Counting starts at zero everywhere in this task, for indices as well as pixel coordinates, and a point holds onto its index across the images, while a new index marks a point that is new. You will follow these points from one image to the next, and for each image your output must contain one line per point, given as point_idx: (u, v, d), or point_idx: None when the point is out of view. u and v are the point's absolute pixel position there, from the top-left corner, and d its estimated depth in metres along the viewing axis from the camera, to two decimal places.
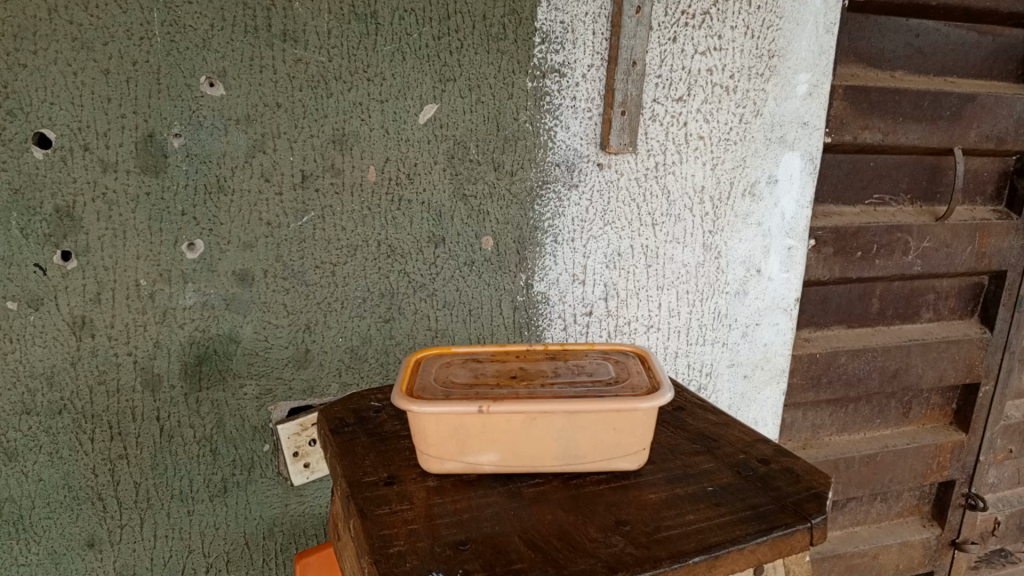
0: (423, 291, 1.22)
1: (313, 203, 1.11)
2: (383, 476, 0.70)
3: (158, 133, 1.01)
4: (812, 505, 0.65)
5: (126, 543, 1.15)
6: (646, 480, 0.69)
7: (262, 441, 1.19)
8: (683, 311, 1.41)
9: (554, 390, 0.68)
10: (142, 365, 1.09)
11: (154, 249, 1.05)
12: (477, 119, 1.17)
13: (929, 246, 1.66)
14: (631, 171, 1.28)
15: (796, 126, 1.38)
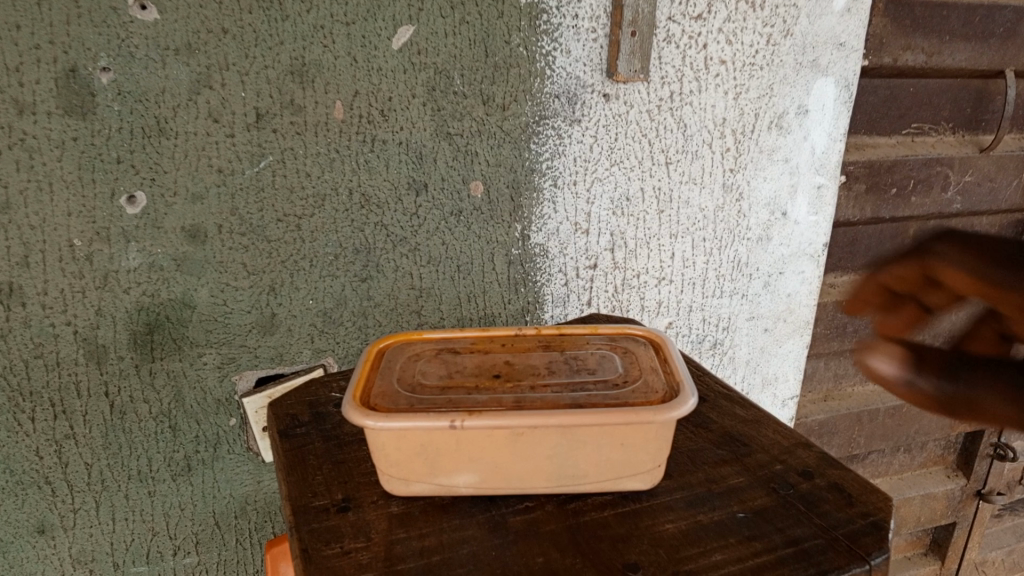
0: (404, 245, 1.07)
1: (271, 146, 0.96)
2: (336, 500, 0.57)
3: (82, 68, 0.85)
4: (869, 539, 0.52)
5: (81, 528, 1.05)
6: (663, 503, 0.56)
7: (228, 415, 1.07)
8: (699, 261, 1.26)
9: (547, 396, 0.55)
10: (83, 335, 0.96)
11: (87, 203, 0.90)
12: (461, 43, 1.00)
13: (970, 180, 1.49)
14: (642, 102, 1.11)
15: (831, 47, 1.20)
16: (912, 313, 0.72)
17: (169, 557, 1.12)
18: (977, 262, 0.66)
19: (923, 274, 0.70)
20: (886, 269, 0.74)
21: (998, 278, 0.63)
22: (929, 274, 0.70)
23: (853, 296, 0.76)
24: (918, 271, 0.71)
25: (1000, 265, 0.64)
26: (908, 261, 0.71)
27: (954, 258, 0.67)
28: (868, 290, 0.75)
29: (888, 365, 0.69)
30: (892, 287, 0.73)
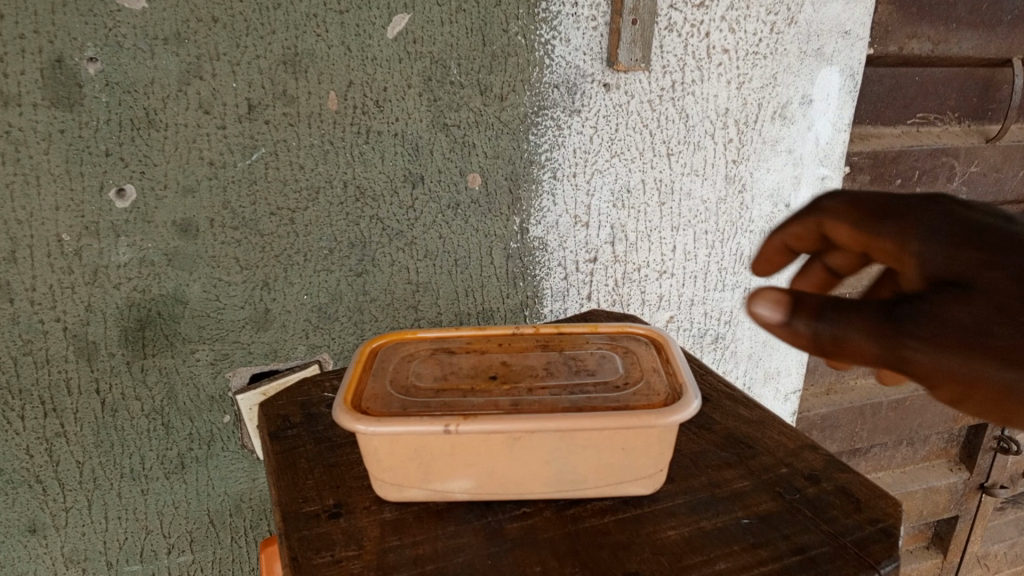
0: (400, 239, 1.05)
1: (264, 138, 0.93)
2: (327, 505, 0.57)
3: (68, 58, 0.83)
4: (879, 547, 0.51)
5: (74, 527, 1.03)
6: (663, 509, 0.56)
7: (221, 412, 1.05)
8: (701, 254, 1.24)
9: (545, 399, 0.55)
10: (73, 332, 0.94)
11: (76, 197, 0.88)
12: (458, 32, 0.97)
13: (975, 171, 1.46)
14: (643, 92, 1.09)
15: (836, 36, 1.17)
16: (821, 274, 0.69)
17: (164, 555, 1.10)
18: (860, 216, 0.60)
19: (821, 234, 0.65)
20: (783, 229, 0.68)
21: (880, 233, 0.57)
22: (825, 233, 0.64)
23: (760, 260, 0.71)
24: (816, 231, 0.65)
25: (880, 219, 0.58)
26: (806, 217, 0.65)
27: (841, 212, 0.62)
28: (767, 257, 0.69)
29: (763, 294, 0.49)
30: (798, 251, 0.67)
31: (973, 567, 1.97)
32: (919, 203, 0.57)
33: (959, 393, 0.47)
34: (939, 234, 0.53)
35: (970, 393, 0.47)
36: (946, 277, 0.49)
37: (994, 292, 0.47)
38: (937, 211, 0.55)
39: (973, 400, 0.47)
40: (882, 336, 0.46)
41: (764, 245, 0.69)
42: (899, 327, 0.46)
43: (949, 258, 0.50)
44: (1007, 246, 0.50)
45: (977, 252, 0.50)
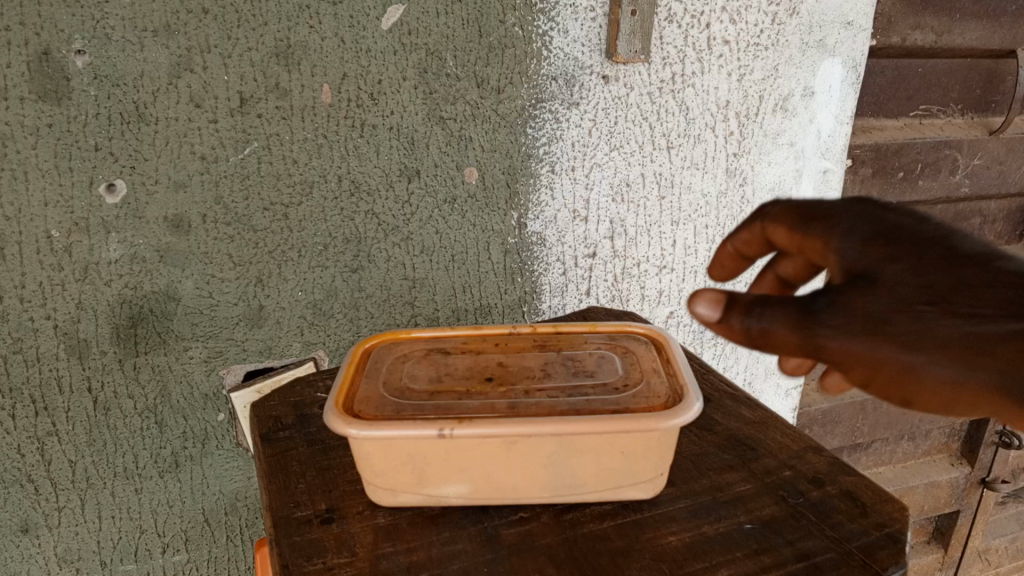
0: (396, 235, 1.03)
1: (256, 132, 0.92)
2: (320, 510, 0.58)
3: (55, 50, 0.81)
4: (884, 554, 0.52)
5: (66, 527, 1.02)
6: (665, 513, 0.57)
7: (215, 410, 1.04)
8: (701, 248, 1.23)
9: (542, 402, 0.56)
10: (64, 330, 0.92)
11: (65, 193, 0.87)
12: (454, 23, 0.96)
13: (978, 163, 1.44)
14: (643, 84, 1.07)
15: (839, 27, 1.15)
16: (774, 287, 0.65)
17: (158, 555, 1.09)
18: (791, 218, 0.59)
19: (764, 241, 0.62)
20: (734, 234, 0.65)
21: (813, 234, 0.56)
22: (771, 242, 0.61)
23: (715, 264, 0.68)
24: (760, 239, 0.62)
25: (807, 219, 0.57)
26: (751, 222, 0.63)
27: (778, 214, 0.60)
28: (720, 265, 0.67)
29: (701, 293, 0.50)
30: (749, 259, 0.65)
31: (974, 561, 1.96)
32: (847, 203, 0.56)
33: (865, 374, 0.49)
34: (857, 233, 0.52)
35: (873, 375, 0.49)
36: (855, 271, 0.50)
37: (899, 284, 0.48)
38: (858, 211, 0.55)
39: (877, 380, 0.49)
40: (794, 327, 0.47)
41: (718, 253, 0.67)
42: (811, 316, 0.47)
43: (863, 255, 0.51)
44: (920, 243, 0.50)
45: (888, 248, 0.50)
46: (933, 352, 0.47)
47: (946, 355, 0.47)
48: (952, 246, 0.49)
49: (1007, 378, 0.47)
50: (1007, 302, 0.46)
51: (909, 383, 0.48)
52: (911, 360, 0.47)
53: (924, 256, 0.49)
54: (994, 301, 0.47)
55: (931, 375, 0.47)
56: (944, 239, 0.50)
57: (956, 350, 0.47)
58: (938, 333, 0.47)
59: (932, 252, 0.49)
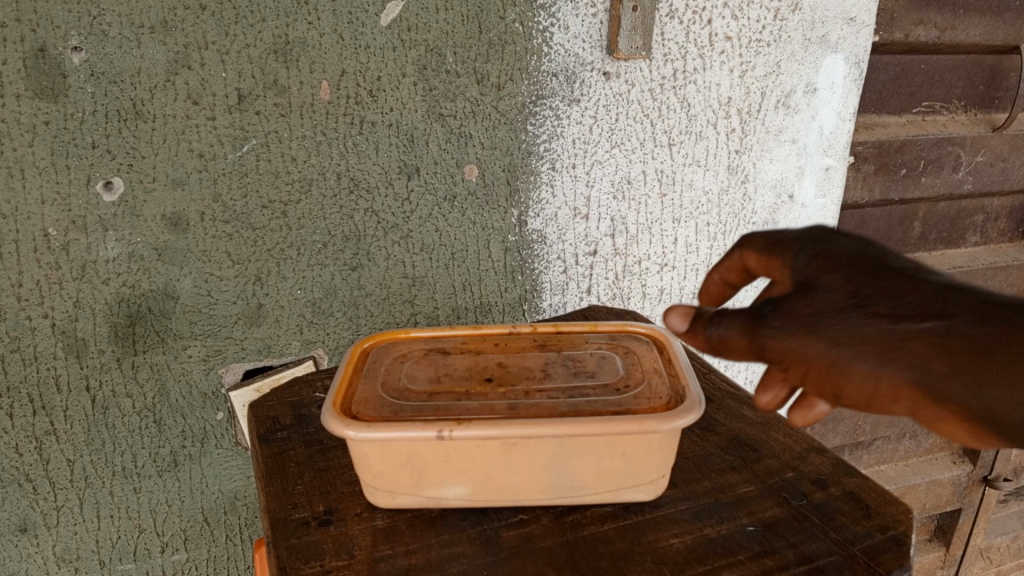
0: (396, 233, 1.03)
1: (254, 129, 0.91)
2: (318, 512, 0.57)
3: (52, 47, 0.80)
4: (888, 557, 0.51)
5: (65, 526, 1.01)
6: (667, 515, 0.57)
7: (214, 409, 1.04)
8: (702, 246, 1.22)
9: (541, 403, 0.56)
10: (62, 328, 0.92)
11: (62, 190, 0.86)
12: (454, 19, 0.95)
13: (982, 160, 1.43)
14: (644, 81, 1.07)
15: (842, 23, 1.15)
16: None
17: (158, 554, 1.09)
18: (760, 243, 0.60)
19: (742, 268, 0.63)
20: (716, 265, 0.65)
21: (780, 260, 0.57)
22: (750, 270, 0.62)
23: (704, 290, 0.69)
24: (739, 266, 0.63)
25: (772, 245, 0.59)
26: (730, 251, 0.63)
27: (751, 240, 0.61)
28: (708, 292, 0.67)
29: (676, 310, 0.56)
30: (731, 286, 0.66)
31: (976, 560, 1.95)
32: (808, 231, 0.58)
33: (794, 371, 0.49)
34: (804, 255, 0.55)
35: (804, 372, 0.49)
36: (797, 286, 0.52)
37: (831, 290, 0.50)
38: (813, 236, 0.57)
39: (808, 376, 0.49)
40: (741, 330, 0.50)
41: (704, 281, 0.67)
42: (756, 319, 0.50)
43: (805, 272, 0.53)
44: (859, 259, 0.52)
45: (824, 265, 0.52)
46: (856, 347, 0.47)
47: (867, 350, 0.47)
48: (883, 261, 0.51)
49: (926, 374, 0.46)
50: (922, 305, 0.47)
51: (834, 379, 0.48)
52: (834, 355, 0.47)
53: (856, 267, 0.51)
54: (911, 300, 0.47)
55: (853, 371, 0.47)
56: (879, 256, 0.52)
57: (876, 344, 0.46)
58: (860, 328, 0.47)
59: (862, 264, 0.51)
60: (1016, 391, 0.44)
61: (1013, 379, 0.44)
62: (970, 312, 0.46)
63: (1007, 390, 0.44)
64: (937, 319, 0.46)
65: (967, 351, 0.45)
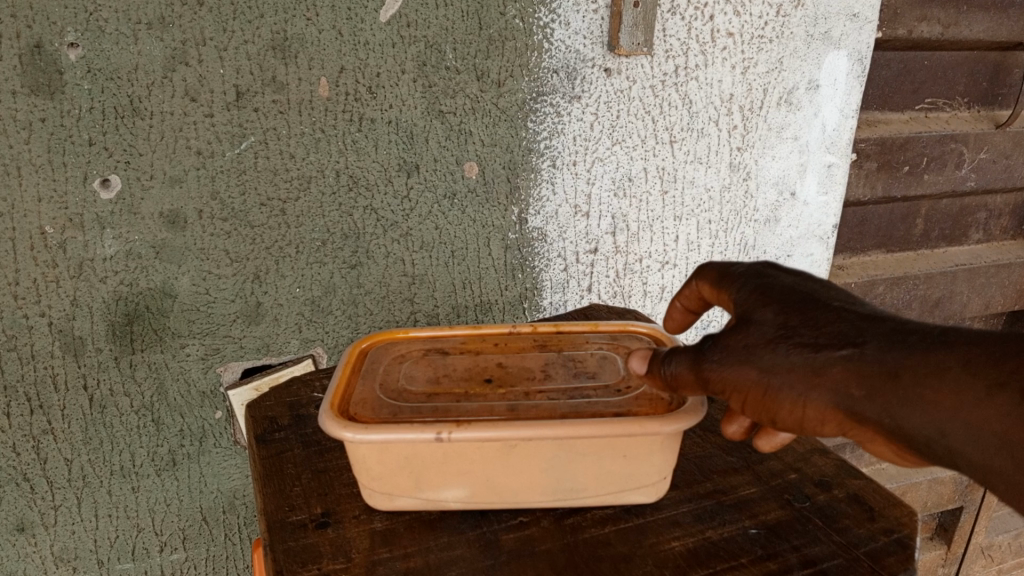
0: (395, 230, 1.02)
1: (252, 126, 0.90)
2: (315, 514, 0.57)
3: (48, 43, 0.80)
4: (892, 560, 0.51)
5: (62, 526, 1.01)
6: (667, 517, 0.56)
7: (213, 408, 1.03)
8: (704, 244, 1.21)
9: (542, 407, 0.55)
10: (59, 327, 0.91)
11: (59, 188, 0.85)
12: (454, 15, 0.94)
13: (985, 158, 1.42)
14: (645, 77, 1.06)
15: (844, 19, 1.14)
16: None
17: (156, 553, 1.08)
18: (712, 275, 0.63)
19: (700, 297, 0.65)
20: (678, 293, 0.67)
21: (728, 294, 0.60)
22: (706, 299, 0.65)
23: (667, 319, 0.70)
24: (696, 295, 0.65)
25: (721, 278, 0.62)
26: (688, 280, 0.66)
27: (705, 270, 0.64)
28: (671, 320, 0.69)
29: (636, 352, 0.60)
30: (695, 314, 0.67)
31: (977, 559, 1.94)
32: (754, 265, 0.62)
33: (735, 398, 0.54)
34: (745, 289, 0.58)
35: (743, 398, 0.54)
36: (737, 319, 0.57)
37: (764, 324, 0.54)
38: (755, 272, 0.60)
39: (747, 402, 0.54)
40: (688, 364, 0.55)
41: (666, 311, 0.69)
42: (698, 354, 0.54)
43: (743, 307, 0.57)
44: (791, 292, 0.56)
45: (759, 299, 0.56)
46: (785, 375, 0.51)
47: (794, 377, 0.51)
48: (813, 294, 0.55)
49: (845, 397, 0.50)
50: (840, 333, 0.51)
51: (768, 404, 0.52)
52: (766, 383, 0.52)
53: (786, 301, 0.55)
54: (830, 329, 0.51)
55: (783, 396, 0.52)
56: (811, 290, 0.56)
57: (800, 372, 0.51)
58: (788, 358, 0.51)
59: (790, 297, 0.55)
60: (922, 411, 0.48)
61: (918, 400, 0.48)
62: (881, 339, 0.50)
63: (912, 409, 0.48)
64: (851, 347, 0.50)
65: (878, 376, 0.49)
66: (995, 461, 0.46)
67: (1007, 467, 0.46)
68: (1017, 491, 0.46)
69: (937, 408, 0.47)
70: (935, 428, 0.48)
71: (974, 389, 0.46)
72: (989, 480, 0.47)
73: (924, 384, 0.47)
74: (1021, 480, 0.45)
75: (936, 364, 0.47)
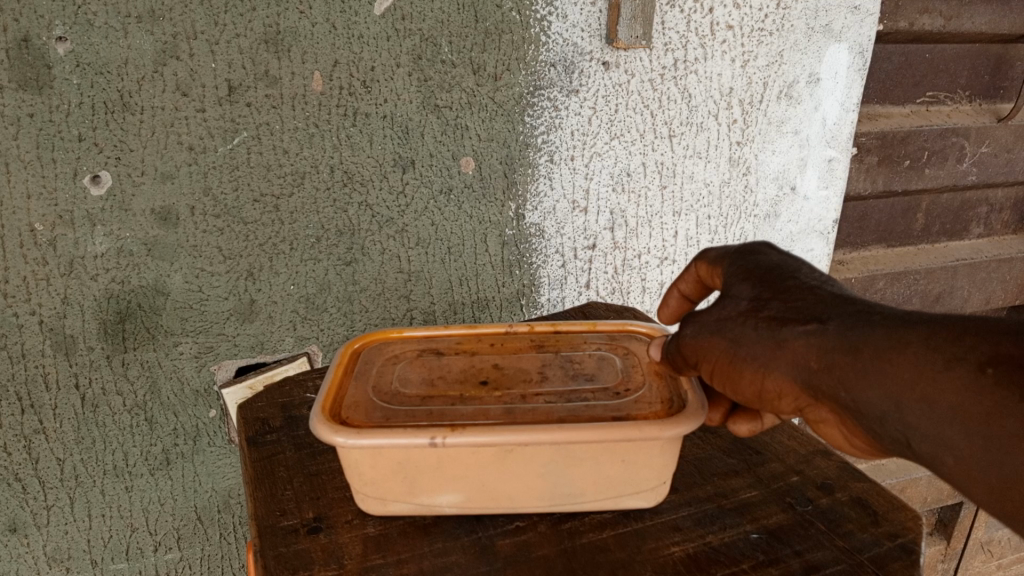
0: (391, 227, 1.01)
1: (245, 121, 0.89)
2: (307, 519, 0.56)
3: (36, 37, 0.78)
4: (896, 565, 0.50)
5: (55, 526, 1.00)
6: (667, 522, 0.55)
7: (207, 407, 1.02)
8: (703, 240, 1.20)
9: (539, 409, 0.55)
10: (50, 325, 0.90)
11: (49, 184, 0.84)
12: (450, 7, 0.93)
13: (986, 152, 1.40)
14: (644, 71, 1.05)
15: (845, 10, 1.12)
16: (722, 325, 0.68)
17: (150, 553, 1.07)
18: (710, 255, 0.64)
19: (699, 281, 0.66)
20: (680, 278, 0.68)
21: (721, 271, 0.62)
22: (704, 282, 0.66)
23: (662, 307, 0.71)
24: (695, 279, 0.66)
25: (718, 258, 0.63)
26: (687, 265, 0.67)
27: (705, 252, 0.65)
28: (667, 307, 0.70)
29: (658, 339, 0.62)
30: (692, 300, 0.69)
31: (977, 555, 1.93)
32: (750, 245, 0.63)
33: (705, 367, 0.56)
34: (736, 264, 0.61)
35: (712, 370, 0.55)
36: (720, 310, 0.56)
37: (741, 299, 0.56)
38: (748, 250, 0.61)
39: (715, 374, 0.55)
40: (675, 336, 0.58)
41: (665, 297, 0.70)
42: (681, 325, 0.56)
43: (728, 292, 0.58)
44: (776, 270, 0.57)
45: (744, 276, 0.58)
46: (749, 346, 0.53)
47: (758, 348, 0.52)
48: (795, 273, 0.57)
49: (802, 371, 0.51)
50: (806, 309, 0.52)
51: (732, 373, 0.54)
52: (732, 352, 0.54)
53: (769, 278, 0.56)
54: (799, 307, 0.52)
55: (745, 366, 0.53)
56: (796, 269, 0.57)
57: (764, 344, 0.52)
58: (755, 331, 0.53)
59: (774, 275, 0.57)
60: (876, 384, 0.47)
61: (874, 372, 0.47)
62: (845, 320, 0.50)
63: (869, 381, 0.47)
64: (816, 323, 0.50)
65: (838, 350, 0.49)
66: (949, 433, 0.44)
67: (960, 440, 0.44)
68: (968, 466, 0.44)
69: (893, 380, 0.46)
70: (890, 401, 0.47)
71: (932, 361, 0.45)
72: (938, 453, 0.45)
73: (883, 357, 0.47)
74: (972, 453, 0.44)
75: (897, 339, 0.46)
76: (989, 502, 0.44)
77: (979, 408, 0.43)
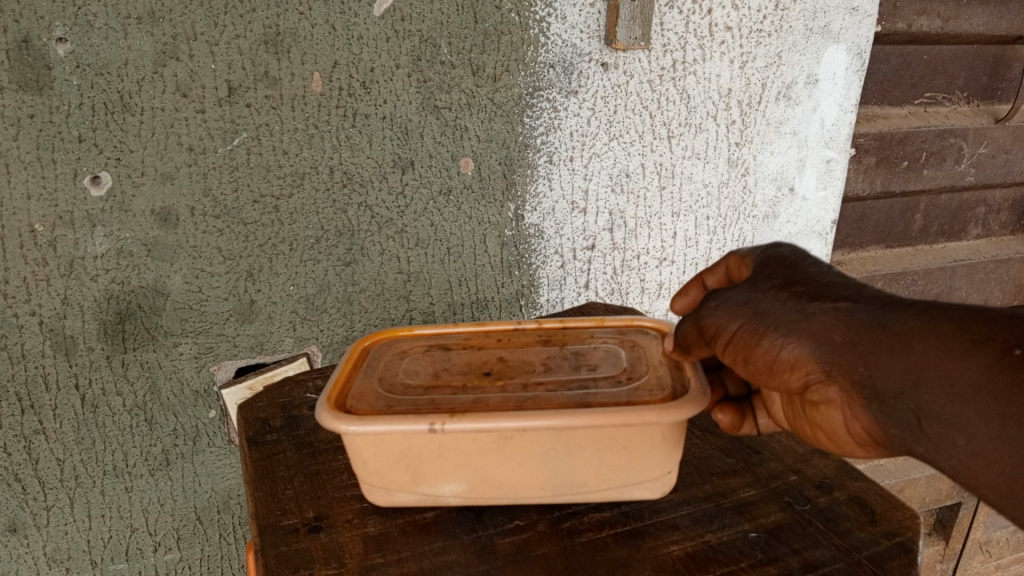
0: (390, 227, 1.01)
1: (245, 121, 0.89)
2: (307, 518, 0.56)
3: (37, 39, 0.78)
4: (894, 564, 0.50)
5: (55, 526, 1.00)
6: (666, 521, 0.55)
7: (206, 407, 1.02)
8: (702, 240, 1.21)
9: (541, 397, 0.55)
10: (50, 326, 0.90)
11: (49, 185, 0.84)
12: (449, 8, 0.93)
13: (983, 153, 1.40)
14: (643, 72, 1.05)
15: (843, 11, 1.13)
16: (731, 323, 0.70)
17: (150, 554, 1.07)
18: (742, 251, 0.66)
19: (727, 276, 0.68)
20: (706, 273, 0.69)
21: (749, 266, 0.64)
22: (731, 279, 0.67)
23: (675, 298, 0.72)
24: (724, 274, 0.68)
25: (746, 253, 0.65)
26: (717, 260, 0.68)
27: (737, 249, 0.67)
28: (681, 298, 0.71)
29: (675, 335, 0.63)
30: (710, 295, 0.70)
31: (976, 556, 1.94)
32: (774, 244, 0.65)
33: (721, 343, 0.56)
34: (761, 257, 0.62)
35: (728, 345, 0.55)
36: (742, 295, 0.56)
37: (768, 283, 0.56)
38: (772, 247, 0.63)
39: (731, 348, 0.55)
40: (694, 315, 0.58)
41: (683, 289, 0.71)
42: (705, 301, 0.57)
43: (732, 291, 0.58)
44: (800, 264, 0.58)
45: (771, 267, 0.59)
46: (773, 318, 0.53)
47: (782, 320, 0.52)
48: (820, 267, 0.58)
49: (821, 345, 0.50)
50: (833, 292, 0.53)
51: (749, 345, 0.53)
52: (754, 323, 0.53)
53: (794, 269, 0.58)
54: (827, 291, 0.53)
55: (763, 337, 0.53)
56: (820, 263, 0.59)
57: (790, 316, 0.52)
58: (783, 304, 0.53)
59: (800, 267, 0.58)
60: (899, 360, 0.47)
61: (899, 348, 0.47)
62: (873, 302, 0.50)
63: (891, 358, 0.48)
64: (845, 302, 0.51)
65: (865, 326, 0.49)
66: (965, 412, 0.45)
67: (976, 420, 0.45)
68: (979, 446, 0.45)
69: (918, 358, 0.47)
70: (910, 378, 0.47)
71: (958, 343, 0.46)
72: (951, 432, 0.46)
73: (910, 336, 0.47)
74: (986, 433, 0.44)
75: (928, 320, 0.47)
76: (995, 484, 0.45)
77: (1003, 388, 0.44)
